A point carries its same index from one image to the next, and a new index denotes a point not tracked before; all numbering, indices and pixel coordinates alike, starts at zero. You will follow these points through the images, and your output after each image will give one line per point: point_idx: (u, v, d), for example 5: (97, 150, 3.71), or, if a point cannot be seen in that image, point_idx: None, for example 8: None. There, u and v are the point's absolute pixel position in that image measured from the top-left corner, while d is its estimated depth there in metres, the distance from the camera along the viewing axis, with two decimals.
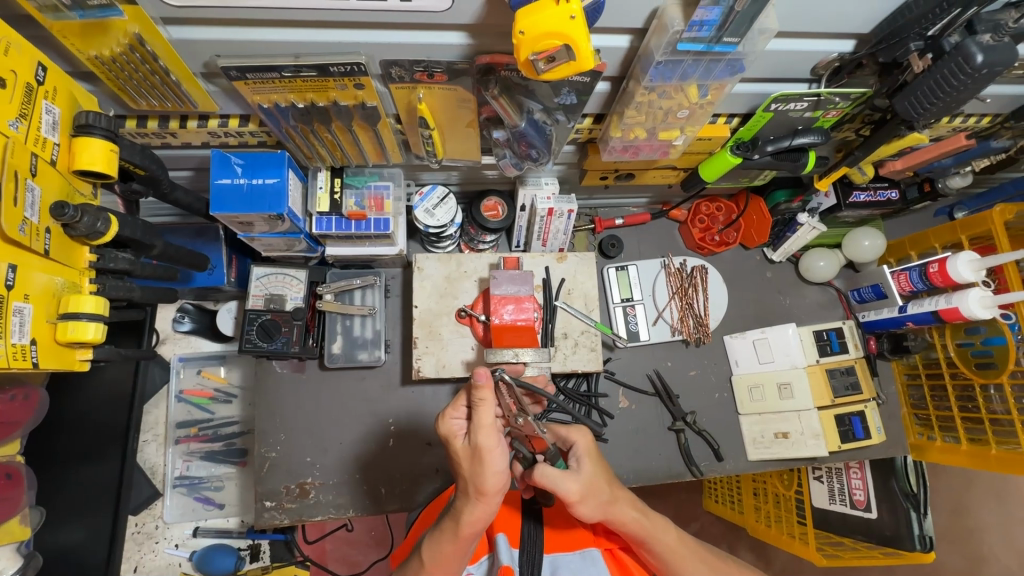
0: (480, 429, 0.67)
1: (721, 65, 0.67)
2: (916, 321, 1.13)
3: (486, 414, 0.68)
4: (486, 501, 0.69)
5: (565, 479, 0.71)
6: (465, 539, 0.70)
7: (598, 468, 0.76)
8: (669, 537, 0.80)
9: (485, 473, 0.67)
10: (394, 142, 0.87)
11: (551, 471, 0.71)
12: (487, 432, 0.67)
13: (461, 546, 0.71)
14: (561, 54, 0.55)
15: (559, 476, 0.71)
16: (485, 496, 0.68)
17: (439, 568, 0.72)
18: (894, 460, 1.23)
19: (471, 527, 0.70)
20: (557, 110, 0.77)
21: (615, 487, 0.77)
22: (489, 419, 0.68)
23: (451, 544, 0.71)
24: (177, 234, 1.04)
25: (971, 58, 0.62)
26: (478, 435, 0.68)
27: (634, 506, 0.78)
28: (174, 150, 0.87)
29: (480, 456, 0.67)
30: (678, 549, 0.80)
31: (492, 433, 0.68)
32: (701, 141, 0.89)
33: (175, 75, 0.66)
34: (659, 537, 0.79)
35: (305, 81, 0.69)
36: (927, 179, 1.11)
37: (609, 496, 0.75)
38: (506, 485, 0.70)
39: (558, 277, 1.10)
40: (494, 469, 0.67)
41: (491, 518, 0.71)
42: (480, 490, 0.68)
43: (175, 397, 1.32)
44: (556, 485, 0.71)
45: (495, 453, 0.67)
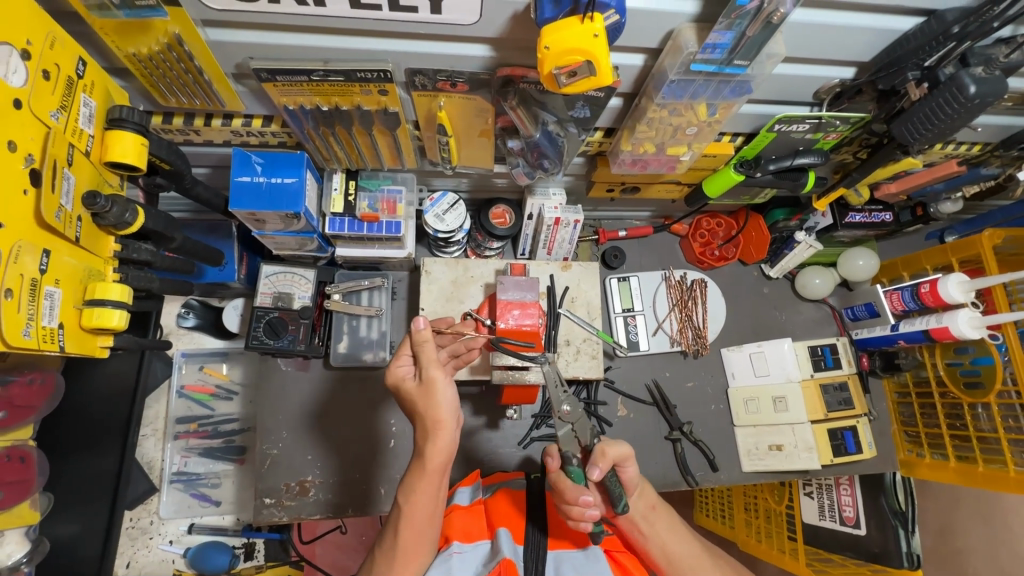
0: (430, 365, 0.78)
1: (730, 86, 0.70)
2: (907, 340, 1.16)
3: (429, 349, 0.79)
4: (442, 432, 0.77)
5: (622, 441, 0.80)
6: (433, 471, 0.77)
7: None
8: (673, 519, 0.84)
9: (435, 403, 0.77)
10: (411, 147, 0.90)
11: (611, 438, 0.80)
12: (435, 367, 0.78)
13: (429, 479, 0.77)
14: (583, 69, 0.58)
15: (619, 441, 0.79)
16: (441, 424, 0.77)
17: (416, 507, 0.76)
18: (884, 476, 1.27)
19: (434, 458, 0.77)
20: (570, 123, 0.80)
21: None
22: (433, 354, 0.79)
23: (419, 479, 0.77)
24: (191, 230, 1.06)
25: (965, 89, 0.66)
26: (425, 370, 0.78)
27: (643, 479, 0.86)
28: (196, 146, 0.89)
29: (430, 389, 0.77)
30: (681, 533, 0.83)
31: (436, 366, 0.78)
32: (706, 158, 0.92)
33: (207, 75, 0.69)
34: (664, 517, 0.84)
35: (331, 85, 0.71)
36: (919, 204, 1.16)
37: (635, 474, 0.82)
38: (457, 415, 0.79)
39: (561, 285, 1.13)
40: (444, 397, 0.77)
41: (452, 450, 0.78)
42: (434, 423, 0.77)
43: (176, 392, 1.32)
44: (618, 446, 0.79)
45: (442, 382, 0.77)
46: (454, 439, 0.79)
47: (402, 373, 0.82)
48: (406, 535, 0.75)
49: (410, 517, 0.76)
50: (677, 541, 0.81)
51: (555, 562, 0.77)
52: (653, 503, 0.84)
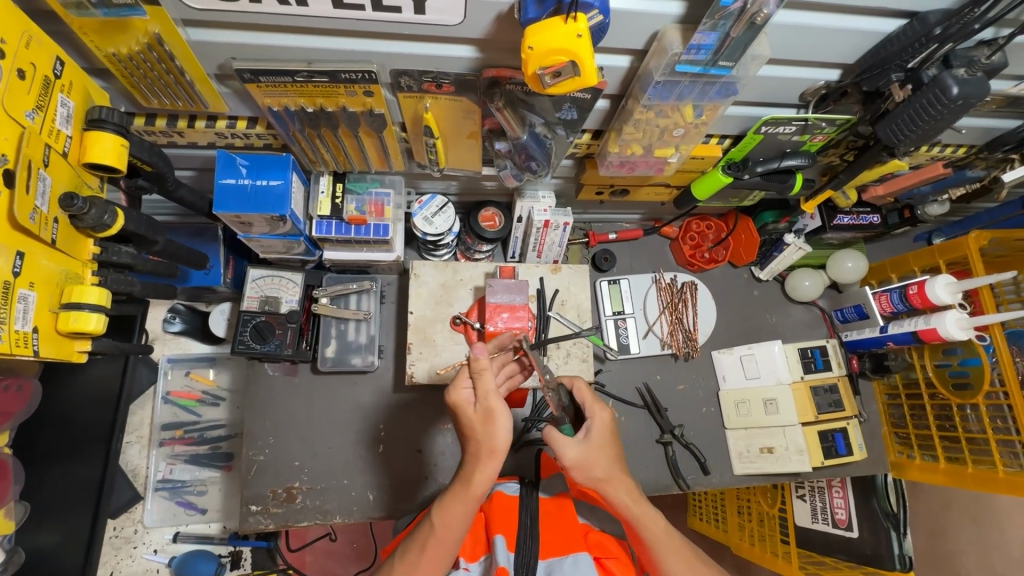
0: (491, 394, 0.70)
1: (716, 88, 0.70)
2: (897, 342, 1.17)
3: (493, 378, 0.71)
4: (498, 460, 0.70)
5: (567, 442, 0.73)
6: (476, 497, 0.71)
7: (607, 446, 0.75)
8: (655, 528, 0.75)
9: (499, 435, 0.69)
10: (397, 149, 0.89)
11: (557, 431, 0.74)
12: (498, 397, 0.70)
13: (467, 505, 0.71)
14: (567, 69, 0.58)
15: (563, 437, 0.73)
16: (497, 454, 0.70)
17: (447, 527, 0.71)
18: (875, 478, 1.25)
19: (481, 485, 0.70)
20: (558, 125, 0.80)
21: (617, 468, 0.75)
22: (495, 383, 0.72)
23: (459, 502, 0.71)
24: (175, 233, 1.05)
25: (948, 90, 0.67)
26: (488, 400, 0.70)
27: (627, 488, 0.74)
28: (180, 148, 0.88)
29: (491, 419, 0.70)
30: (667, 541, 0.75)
31: (499, 395, 0.71)
32: (695, 160, 0.92)
33: (189, 75, 0.68)
34: (646, 529, 0.74)
35: (315, 86, 0.71)
36: (907, 206, 1.16)
37: (606, 474, 0.74)
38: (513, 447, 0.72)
39: (551, 288, 1.12)
40: (504, 429, 0.70)
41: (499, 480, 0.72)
42: (490, 453, 0.70)
43: (161, 398, 1.31)
44: (556, 448, 0.73)
45: (505, 412, 0.70)
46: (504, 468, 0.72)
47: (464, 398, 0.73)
48: (430, 552, 0.71)
49: (440, 535, 0.71)
50: (663, 548, 0.74)
51: (546, 572, 0.77)
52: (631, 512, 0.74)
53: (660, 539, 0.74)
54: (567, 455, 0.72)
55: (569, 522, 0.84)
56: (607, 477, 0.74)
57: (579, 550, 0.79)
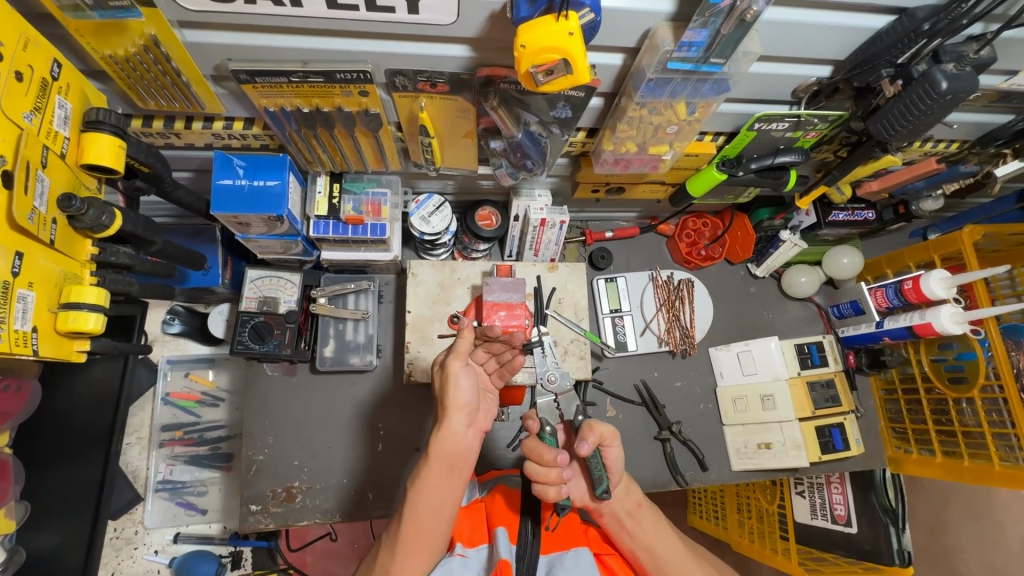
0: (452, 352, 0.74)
1: (708, 85, 0.71)
2: (893, 337, 1.17)
3: (456, 340, 0.74)
4: (450, 419, 0.71)
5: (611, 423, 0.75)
6: (440, 459, 0.71)
7: None
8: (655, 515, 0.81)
9: (449, 390, 0.71)
10: (394, 149, 0.90)
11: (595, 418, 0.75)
12: (456, 357, 0.73)
13: (438, 469, 0.71)
14: (560, 67, 0.59)
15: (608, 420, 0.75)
16: (452, 412, 0.71)
17: (420, 496, 0.70)
18: (874, 472, 1.26)
19: (441, 445, 0.71)
20: (552, 123, 0.81)
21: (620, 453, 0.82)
22: (460, 345, 0.74)
23: (425, 467, 0.71)
24: (174, 234, 1.05)
25: (937, 85, 0.67)
26: (446, 358, 0.74)
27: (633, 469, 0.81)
28: (177, 150, 0.88)
29: (445, 376, 0.72)
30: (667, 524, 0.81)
31: (458, 355, 0.73)
32: (689, 157, 0.93)
33: (186, 76, 0.69)
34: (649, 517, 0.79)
35: (311, 86, 0.71)
36: (902, 202, 1.16)
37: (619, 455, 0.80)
38: (472, 409, 0.72)
39: (548, 286, 1.13)
40: (458, 386, 0.71)
41: (462, 443, 0.72)
42: (445, 411, 0.71)
43: (161, 399, 1.31)
44: (604, 429, 0.74)
45: (460, 370, 0.72)
46: (468, 431, 0.72)
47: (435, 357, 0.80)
48: (408, 525, 0.70)
49: (415, 506, 0.70)
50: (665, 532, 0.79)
51: (547, 567, 0.77)
52: (638, 500, 0.80)
53: (661, 525, 0.80)
54: (611, 431, 0.74)
55: (571, 517, 0.85)
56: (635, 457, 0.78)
57: (580, 545, 0.79)
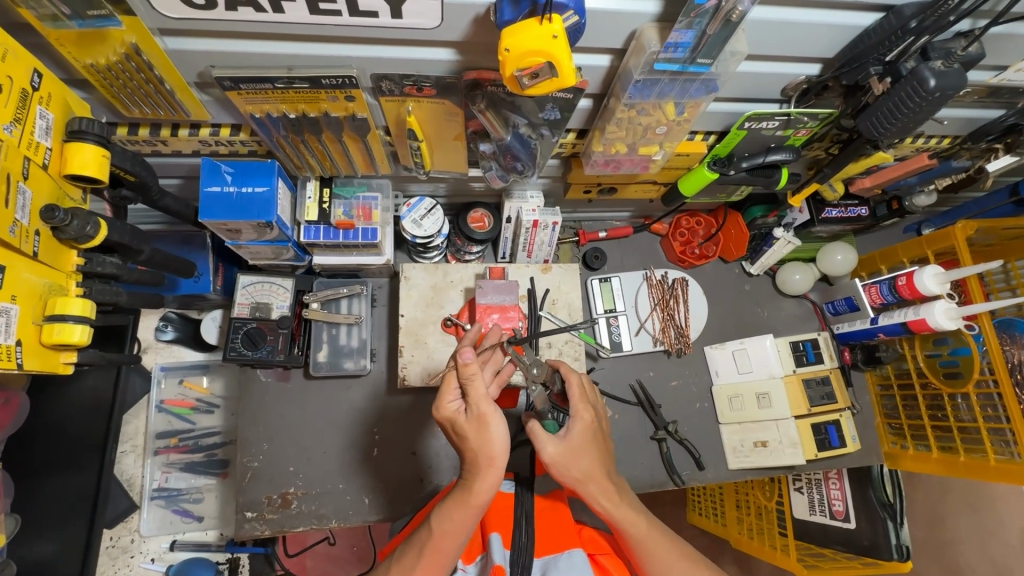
0: (479, 399, 0.70)
1: (696, 85, 0.71)
2: (887, 333, 1.17)
3: (479, 384, 0.69)
4: (498, 466, 0.69)
5: (547, 438, 0.73)
6: (477, 505, 0.70)
7: (588, 447, 0.74)
8: (638, 531, 0.75)
9: (494, 441, 0.69)
10: (383, 153, 0.89)
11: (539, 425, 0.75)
12: (489, 403, 0.70)
13: (466, 513, 0.70)
14: (545, 71, 0.59)
15: (544, 433, 0.73)
16: (496, 461, 0.69)
17: (445, 536, 0.70)
18: (871, 468, 1.26)
19: (483, 495, 0.70)
20: (542, 125, 0.80)
21: (599, 469, 0.75)
22: (482, 389, 0.70)
23: (458, 510, 0.70)
24: (164, 241, 1.05)
25: (925, 82, 0.67)
26: (478, 407, 0.69)
27: (607, 493, 0.75)
28: (164, 157, 0.88)
29: (484, 427, 0.69)
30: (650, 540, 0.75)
31: (488, 401, 0.70)
32: (680, 157, 0.92)
33: (169, 84, 0.68)
34: (626, 530, 0.75)
35: (296, 92, 0.71)
36: (894, 198, 1.16)
37: (584, 474, 0.74)
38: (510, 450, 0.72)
39: (542, 288, 1.13)
40: (500, 436, 0.69)
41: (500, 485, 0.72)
42: (490, 460, 0.69)
43: (155, 407, 1.30)
44: (537, 443, 0.73)
45: (496, 418, 0.69)
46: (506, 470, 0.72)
47: (453, 405, 0.73)
48: (427, 560, 0.70)
49: (438, 542, 0.70)
50: (640, 551, 0.75)
51: (542, 569, 0.76)
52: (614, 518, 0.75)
53: (643, 538, 0.75)
54: (544, 454, 0.73)
55: (563, 520, 0.85)
56: (587, 478, 0.74)
57: (573, 546, 0.78)
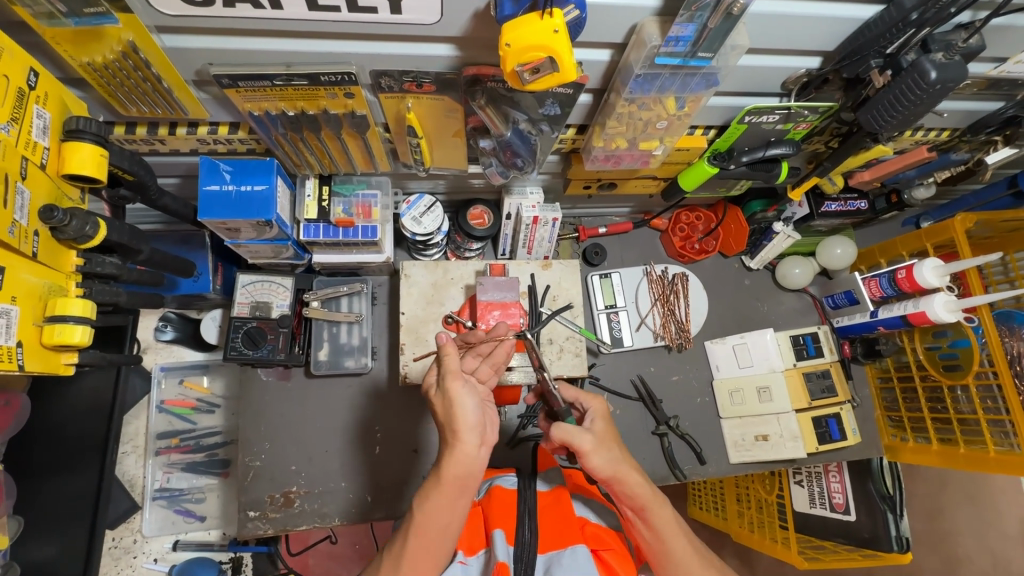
0: (447, 374, 0.71)
1: (697, 79, 0.71)
2: (887, 326, 1.18)
3: (452, 360, 0.72)
4: (461, 439, 0.68)
5: (580, 432, 0.73)
6: (448, 482, 0.67)
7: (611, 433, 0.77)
8: (665, 516, 0.74)
9: (456, 411, 0.69)
10: (382, 151, 0.89)
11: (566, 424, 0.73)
12: (455, 378, 0.71)
13: (445, 493, 0.67)
14: (546, 66, 0.58)
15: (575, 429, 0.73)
16: (459, 434, 0.68)
17: (425, 517, 0.67)
18: (870, 461, 1.28)
19: (451, 469, 0.67)
20: (541, 121, 0.80)
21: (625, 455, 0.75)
22: (455, 364, 0.72)
23: (434, 489, 0.68)
24: (162, 241, 1.04)
25: (926, 74, 0.67)
26: (444, 380, 0.71)
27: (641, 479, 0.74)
28: (162, 156, 0.87)
29: (448, 399, 0.70)
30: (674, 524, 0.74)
31: (455, 375, 0.71)
32: (680, 152, 0.92)
33: (166, 82, 0.67)
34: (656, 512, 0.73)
35: (296, 89, 0.70)
36: (893, 191, 1.17)
37: (621, 462, 0.72)
38: (480, 427, 0.70)
39: (543, 284, 1.13)
40: (464, 407, 0.69)
41: (473, 465, 0.68)
42: (455, 432, 0.68)
43: (156, 407, 1.30)
44: (572, 439, 0.72)
45: (461, 391, 0.70)
46: (481, 451, 0.69)
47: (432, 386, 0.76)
48: (411, 550, 0.67)
49: (419, 525, 0.68)
50: (667, 537, 0.74)
51: (545, 566, 0.77)
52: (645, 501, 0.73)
53: (670, 523, 0.74)
54: (584, 442, 0.72)
55: (566, 514, 0.84)
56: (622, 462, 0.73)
57: (576, 542, 0.78)
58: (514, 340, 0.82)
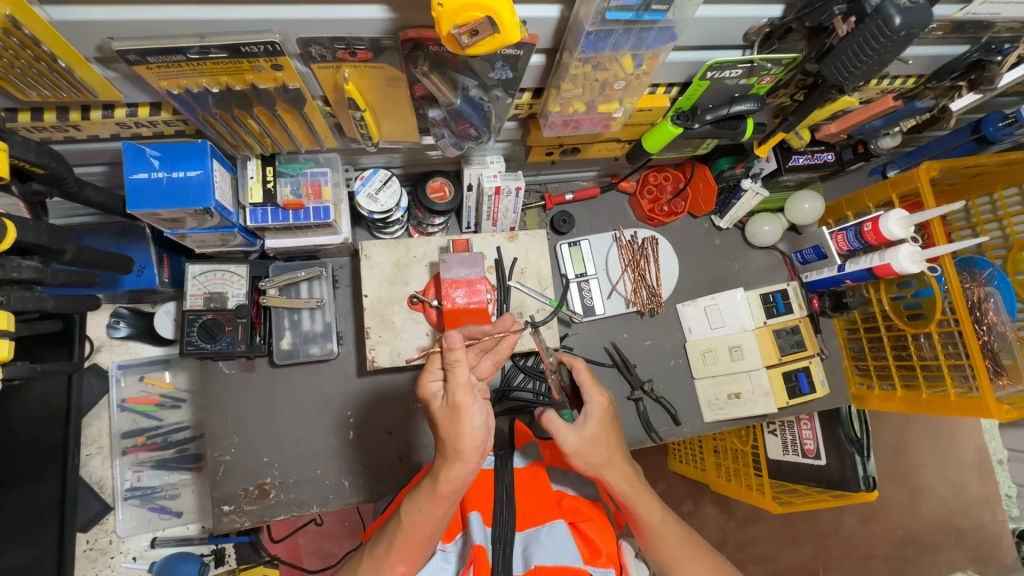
0: (458, 389, 0.67)
1: (653, 34, 0.66)
2: (853, 279, 1.18)
3: (462, 373, 0.66)
4: (465, 460, 0.68)
5: (566, 429, 0.77)
6: (444, 497, 0.69)
7: (603, 432, 0.79)
8: (653, 516, 0.80)
9: (465, 431, 0.66)
10: (325, 126, 0.83)
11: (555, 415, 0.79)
12: (467, 392, 0.67)
13: (441, 505, 0.69)
14: (484, 26, 0.53)
15: (562, 425, 0.77)
16: (464, 455, 0.67)
17: (418, 525, 0.70)
18: (840, 409, 1.31)
19: (449, 485, 0.68)
20: (494, 86, 0.74)
21: (615, 451, 0.80)
22: (465, 377, 0.67)
23: (428, 501, 0.69)
24: (97, 235, 0.97)
25: (889, 21, 0.64)
26: (455, 396, 0.66)
27: (626, 478, 0.80)
28: (79, 144, 0.79)
29: (457, 417, 0.66)
30: (663, 526, 0.81)
31: (467, 390, 0.67)
32: (642, 112, 0.88)
33: (63, 60, 0.60)
34: (643, 515, 0.80)
35: (216, 63, 0.64)
36: (860, 141, 1.15)
37: (605, 459, 0.79)
38: (483, 444, 0.69)
39: (510, 256, 1.09)
40: (475, 428, 0.67)
41: (470, 479, 0.70)
42: (459, 451, 0.67)
43: (117, 406, 1.25)
44: (556, 434, 0.77)
45: (474, 410, 0.67)
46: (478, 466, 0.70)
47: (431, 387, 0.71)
48: (400, 550, 0.70)
49: (412, 531, 0.70)
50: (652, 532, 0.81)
51: (523, 543, 0.77)
52: (634, 487, 0.80)
53: (654, 527, 0.80)
54: (567, 442, 0.77)
55: (544, 490, 0.85)
56: (606, 463, 0.79)
57: (554, 517, 0.79)
58: (519, 331, 0.81)
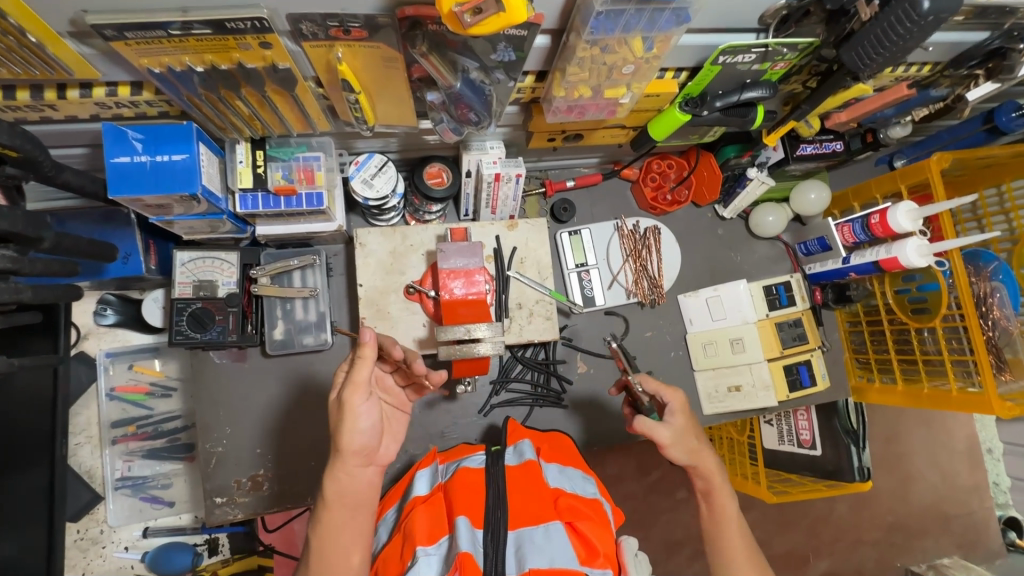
0: (352, 386, 0.73)
1: (666, 15, 0.62)
2: (858, 272, 1.16)
3: (360, 371, 0.73)
4: (344, 459, 0.75)
5: (658, 427, 0.86)
6: (341, 502, 0.76)
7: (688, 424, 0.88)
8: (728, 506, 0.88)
9: (346, 427, 0.73)
10: (318, 109, 0.79)
11: (648, 421, 0.86)
12: (357, 391, 0.73)
13: (340, 513, 0.76)
14: (489, 4, 0.50)
15: (654, 425, 0.86)
16: (345, 453, 0.74)
17: (325, 538, 0.75)
18: (835, 403, 1.29)
19: (339, 485, 0.75)
20: (495, 68, 0.70)
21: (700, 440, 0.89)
22: (362, 377, 0.73)
23: (325, 512, 0.76)
24: (80, 220, 0.93)
25: (918, 5, 0.61)
26: (344, 392, 0.73)
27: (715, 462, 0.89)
28: (56, 125, 0.75)
29: (345, 410, 0.73)
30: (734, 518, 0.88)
31: (359, 390, 0.73)
32: (649, 98, 0.84)
33: (34, 35, 0.56)
34: (720, 500, 0.89)
35: (200, 39, 0.60)
36: (869, 130, 1.12)
37: (691, 454, 0.87)
38: (368, 445, 0.76)
39: (509, 246, 1.07)
40: (357, 423, 0.73)
41: (359, 482, 0.77)
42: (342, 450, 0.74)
43: (105, 396, 1.23)
44: (651, 434, 0.85)
45: (359, 408, 0.73)
46: (365, 470, 0.77)
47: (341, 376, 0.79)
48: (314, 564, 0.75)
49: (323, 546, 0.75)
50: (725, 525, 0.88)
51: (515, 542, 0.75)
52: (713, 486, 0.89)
53: (728, 518, 0.88)
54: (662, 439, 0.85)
55: (538, 488, 0.82)
56: (697, 449, 0.87)
57: (551, 517, 0.77)
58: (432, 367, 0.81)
